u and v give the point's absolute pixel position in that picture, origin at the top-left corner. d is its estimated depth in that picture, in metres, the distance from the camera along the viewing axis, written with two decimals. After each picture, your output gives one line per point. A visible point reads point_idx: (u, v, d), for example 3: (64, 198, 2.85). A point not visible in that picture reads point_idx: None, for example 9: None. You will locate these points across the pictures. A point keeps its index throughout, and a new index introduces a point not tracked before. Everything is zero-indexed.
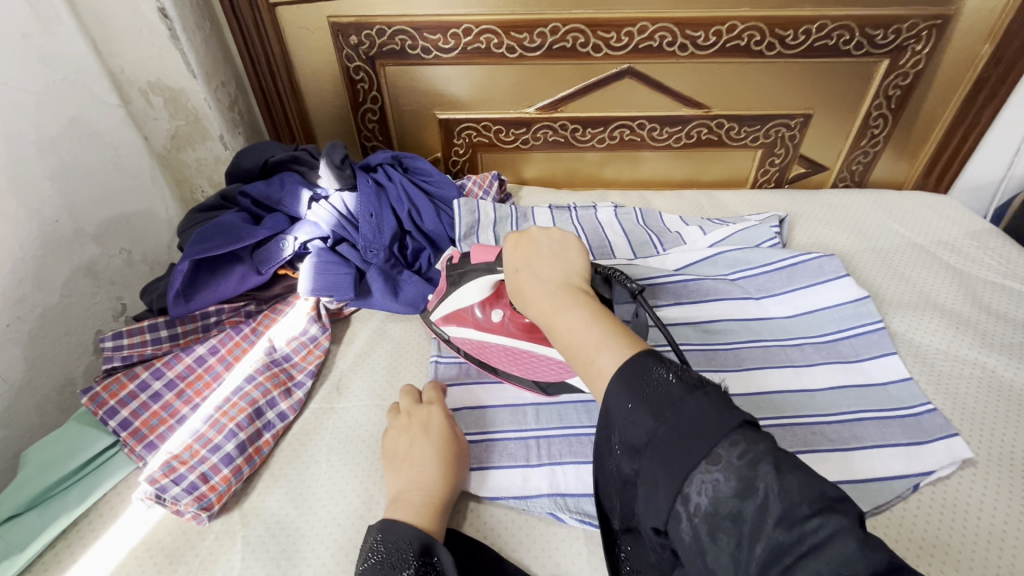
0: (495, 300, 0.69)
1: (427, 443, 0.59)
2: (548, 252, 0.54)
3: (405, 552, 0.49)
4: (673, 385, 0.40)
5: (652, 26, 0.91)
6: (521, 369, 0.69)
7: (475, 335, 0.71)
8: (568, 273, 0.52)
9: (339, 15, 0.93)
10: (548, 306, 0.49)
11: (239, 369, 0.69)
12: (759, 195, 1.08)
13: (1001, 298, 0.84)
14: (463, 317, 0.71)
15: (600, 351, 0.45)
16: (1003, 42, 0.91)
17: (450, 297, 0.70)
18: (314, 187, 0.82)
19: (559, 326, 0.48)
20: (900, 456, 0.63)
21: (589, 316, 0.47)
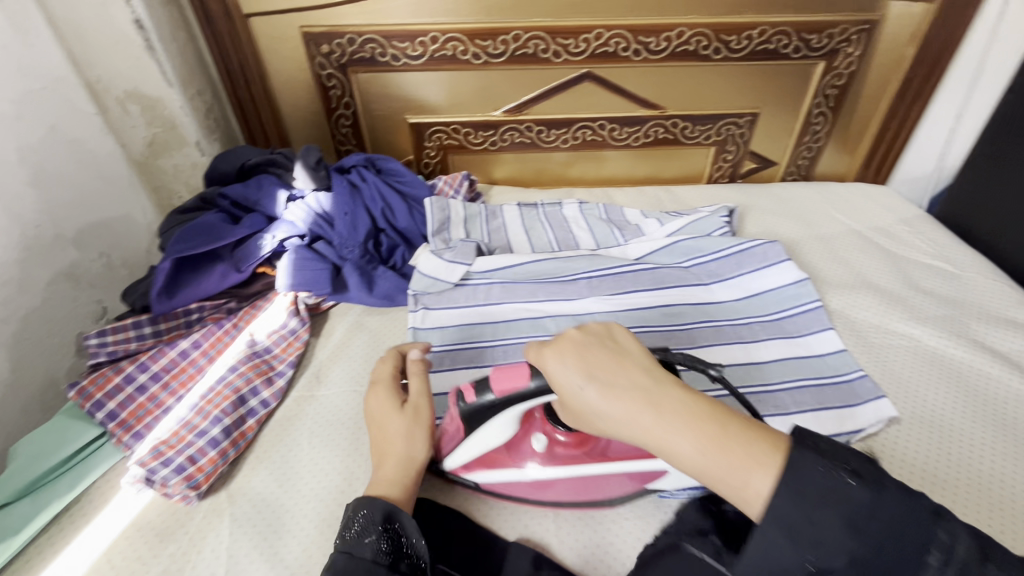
0: (526, 427, 0.61)
1: (390, 420, 0.59)
2: (620, 352, 0.47)
3: (370, 521, 0.50)
4: (859, 492, 0.39)
5: (607, 32, 0.98)
6: (589, 494, 0.61)
7: (517, 476, 0.61)
8: (647, 366, 0.46)
9: (310, 25, 0.97)
10: (652, 427, 0.42)
11: (222, 361, 0.73)
12: (714, 189, 1.15)
13: (930, 276, 0.92)
14: (495, 459, 0.61)
15: (750, 470, 0.40)
16: (925, 44, 1.00)
17: (472, 442, 0.59)
18: (290, 188, 0.86)
19: (673, 447, 0.42)
20: (833, 417, 0.69)
21: (713, 433, 0.42)
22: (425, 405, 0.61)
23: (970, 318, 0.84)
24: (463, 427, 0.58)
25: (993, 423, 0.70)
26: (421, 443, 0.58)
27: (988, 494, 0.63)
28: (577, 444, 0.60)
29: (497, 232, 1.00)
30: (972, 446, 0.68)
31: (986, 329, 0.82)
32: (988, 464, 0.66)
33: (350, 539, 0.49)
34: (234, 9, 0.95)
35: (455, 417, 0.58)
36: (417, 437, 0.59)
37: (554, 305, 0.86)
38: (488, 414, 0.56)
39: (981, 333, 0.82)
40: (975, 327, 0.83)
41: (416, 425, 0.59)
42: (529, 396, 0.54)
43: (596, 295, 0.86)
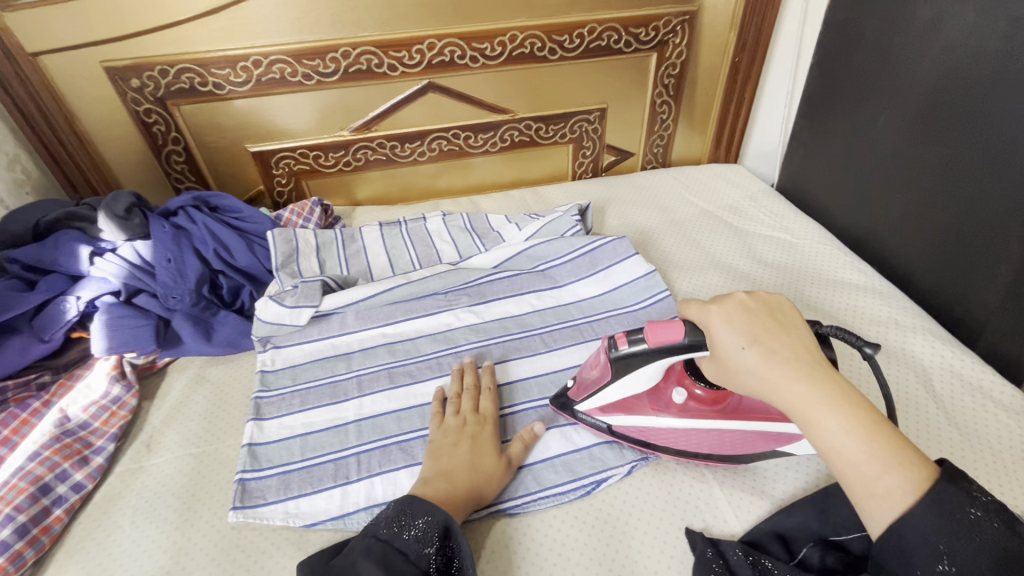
0: (664, 381, 0.64)
1: (482, 455, 0.62)
2: (786, 331, 0.48)
3: (429, 532, 0.52)
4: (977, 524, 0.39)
5: (439, 42, 0.96)
6: (711, 449, 0.64)
7: (647, 424, 0.64)
8: (809, 347, 0.47)
9: (112, 59, 0.89)
10: (814, 407, 0.43)
11: (22, 449, 0.64)
12: (578, 186, 1.17)
13: (770, 248, 0.97)
14: (631, 406, 0.64)
15: (889, 468, 0.41)
16: (743, 30, 1.06)
17: (616, 387, 0.62)
18: (96, 242, 0.79)
19: (824, 425, 0.43)
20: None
21: (868, 422, 0.42)
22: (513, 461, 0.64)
23: (802, 283, 0.89)
24: (610, 368, 0.61)
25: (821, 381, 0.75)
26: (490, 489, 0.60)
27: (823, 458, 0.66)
28: (712, 401, 0.62)
29: (356, 257, 0.95)
30: None
31: (816, 290, 0.88)
32: None
33: (408, 539, 0.51)
34: (16, 49, 0.86)
35: (602, 362, 0.62)
36: (494, 486, 0.61)
37: (413, 324, 0.84)
38: (632, 368, 0.60)
39: (812, 296, 0.87)
40: (807, 291, 0.88)
41: (497, 471, 0.62)
42: (679, 353, 0.55)
43: (453, 308, 0.86)
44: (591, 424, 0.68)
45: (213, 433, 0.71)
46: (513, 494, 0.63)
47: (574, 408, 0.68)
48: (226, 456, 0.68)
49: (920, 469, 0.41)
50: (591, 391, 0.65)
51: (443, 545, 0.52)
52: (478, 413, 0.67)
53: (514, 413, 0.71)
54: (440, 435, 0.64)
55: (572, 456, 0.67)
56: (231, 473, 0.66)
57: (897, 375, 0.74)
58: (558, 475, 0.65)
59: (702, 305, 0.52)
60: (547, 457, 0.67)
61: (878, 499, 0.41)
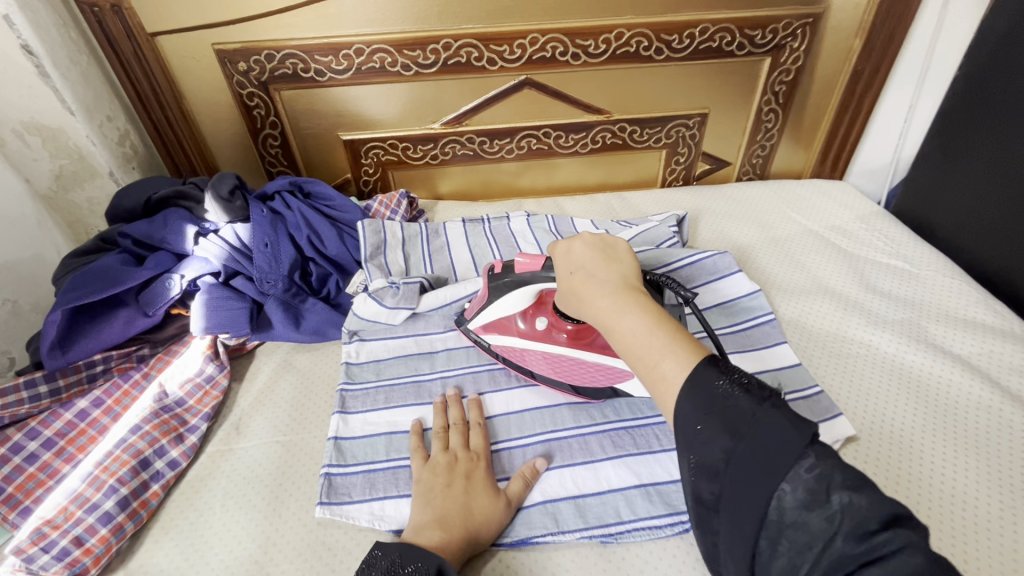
0: (538, 308, 0.72)
1: (477, 496, 0.58)
2: (605, 255, 0.53)
3: (425, 569, 0.48)
4: (741, 399, 0.40)
5: (542, 37, 0.93)
6: (567, 376, 0.71)
7: (515, 343, 0.73)
8: (625, 275, 0.51)
9: (224, 42, 0.91)
10: (611, 309, 0.48)
11: (125, 420, 0.66)
12: (668, 194, 1.11)
13: (886, 277, 0.89)
14: (505, 326, 0.73)
15: (664, 354, 0.43)
16: (870, 37, 0.97)
17: (494, 306, 0.72)
18: (202, 222, 0.80)
19: (622, 324, 0.47)
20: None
21: (657, 322, 0.46)
22: (515, 499, 0.60)
23: (926, 320, 0.81)
24: (488, 295, 0.72)
25: (954, 435, 0.67)
26: (489, 526, 0.56)
27: (953, 518, 0.59)
28: (572, 334, 0.71)
29: (440, 253, 0.94)
30: (932, 459, 0.65)
31: (943, 330, 0.79)
32: (947, 479, 0.63)
33: None
34: (137, 28, 0.89)
35: (485, 290, 0.73)
36: (491, 530, 0.56)
37: None
38: (503, 290, 0.70)
39: (938, 336, 0.79)
40: (931, 329, 0.80)
41: (495, 513, 0.57)
42: (540, 280, 0.68)
43: None
44: (479, 345, 0.77)
45: (299, 422, 0.71)
46: (605, 520, 0.60)
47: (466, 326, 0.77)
48: (312, 447, 0.68)
49: (697, 354, 0.43)
50: (478, 310, 0.74)
51: None
52: (471, 451, 0.63)
53: (602, 432, 0.68)
54: (429, 475, 0.60)
55: (668, 486, 0.62)
56: (316, 466, 0.65)
57: None
58: (655, 506, 0.61)
59: (558, 240, 0.59)
60: (641, 484, 0.63)
61: (667, 389, 0.43)
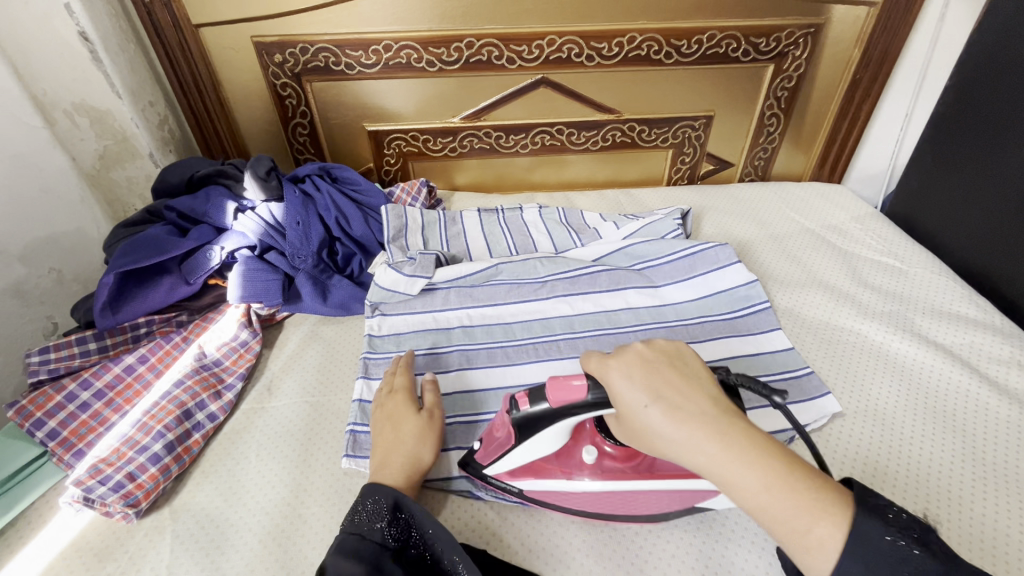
0: (576, 438, 0.61)
1: (403, 425, 0.63)
2: (679, 374, 0.47)
3: (380, 509, 0.54)
4: (923, 560, 0.40)
5: (559, 39, 0.99)
6: (632, 510, 0.60)
7: (561, 487, 0.60)
8: (715, 396, 0.46)
9: (262, 35, 0.97)
10: (726, 463, 0.42)
11: (168, 376, 0.72)
12: (673, 191, 1.17)
13: (876, 272, 0.94)
14: (542, 468, 0.61)
15: (816, 518, 0.40)
16: (869, 48, 1.03)
17: (523, 452, 0.57)
18: (240, 199, 0.87)
19: (738, 480, 0.41)
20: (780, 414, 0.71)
21: (781, 470, 0.42)
22: (438, 414, 0.66)
23: (912, 312, 0.86)
24: (512, 434, 0.56)
25: (933, 415, 0.72)
26: (427, 450, 0.62)
27: (929, 486, 0.64)
28: (624, 458, 0.60)
29: (456, 239, 0.99)
30: (912, 435, 0.70)
31: (928, 321, 0.85)
32: (925, 452, 0.68)
33: (362, 521, 0.53)
34: (183, 20, 0.95)
35: (506, 424, 0.57)
36: (427, 445, 0.62)
37: (511, 309, 0.86)
38: (536, 431, 0.55)
39: (923, 326, 0.84)
40: (917, 320, 0.85)
41: (429, 433, 0.63)
42: (581, 408, 0.52)
43: (551, 297, 0.87)
44: (509, 493, 0.62)
45: (326, 385, 0.76)
46: None
47: (482, 474, 0.61)
48: (337, 408, 0.73)
49: (845, 506, 0.41)
50: (498, 456, 0.59)
51: (398, 520, 0.54)
52: (393, 391, 0.68)
53: None
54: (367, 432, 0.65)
55: None
56: (342, 424, 0.71)
57: (1018, 419, 0.71)
58: None
59: (599, 359, 0.50)
60: None
61: (820, 556, 0.40)
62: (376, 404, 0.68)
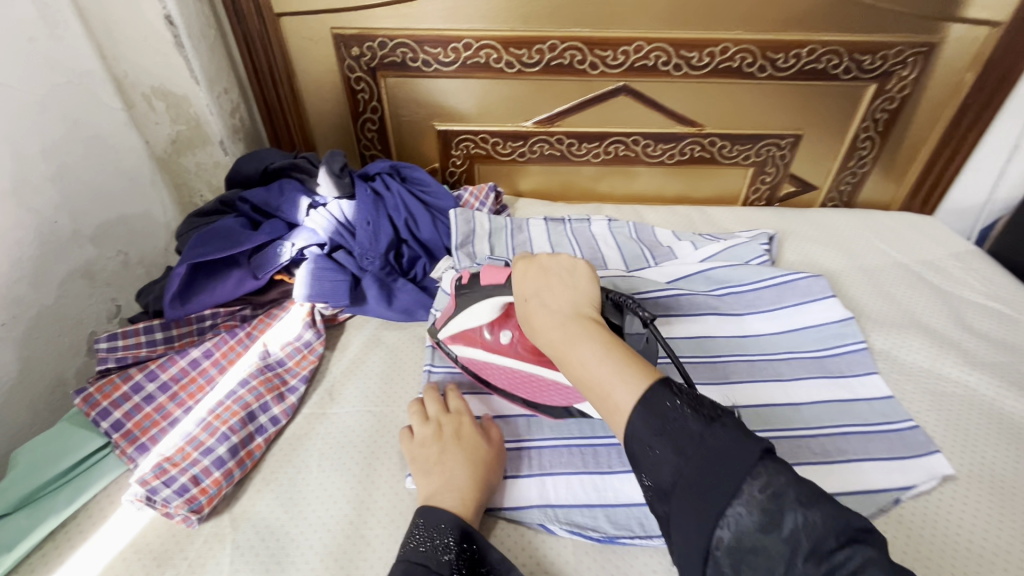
0: (505, 320, 0.67)
1: (453, 451, 0.59)
2: (559, 281, 0.53)
3: (447, 539, 0.51)
4: (690, 420, 0.42)
5: (647, 45, 0.94)
6: (528, 393, 0.67)
7: (478, 355, 0.69)
8: (577, 301, 0.51)
9: (342, 27, 0.95)
10: (560, 340, 0.49)
11: (233, 373, 0.70)
12: (750, 212, 1.10)
13: (982, 317, 0.86)
14: (470, 338, 0.69)
15: (616, 385, 0.44)
16: (985, 71, 0.94)
17: (459, 316, 0.68)
18: (313, 195, 0.85)
19: (571, 356, 0.47)
20: (882, 471, 0.64)
21: (605, 349, 0.47)
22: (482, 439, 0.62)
23: None
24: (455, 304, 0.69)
25: None
26: (459, 473, 0.57)
27: None
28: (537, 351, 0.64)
29: (523, 248, 0.94)
30: None
31: None
32: None
33: (427, 551, 0.50)
34: (265, 8, 0.94)
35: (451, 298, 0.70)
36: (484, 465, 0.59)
37: None
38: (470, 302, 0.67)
39: None
40: None
41: (478, 456, 0.60)
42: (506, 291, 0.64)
43: None
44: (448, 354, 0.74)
45: (389, 395, 0.73)
46: None
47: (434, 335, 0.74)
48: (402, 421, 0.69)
49: (646, 377, 0.44)
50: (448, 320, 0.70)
51: (464, 554, 0.51)
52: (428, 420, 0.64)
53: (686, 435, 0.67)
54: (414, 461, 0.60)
55: None
56: None
57: None
58: None
59: (526, 259, 0.57)
60: None
61: (619, 417, 0.44)
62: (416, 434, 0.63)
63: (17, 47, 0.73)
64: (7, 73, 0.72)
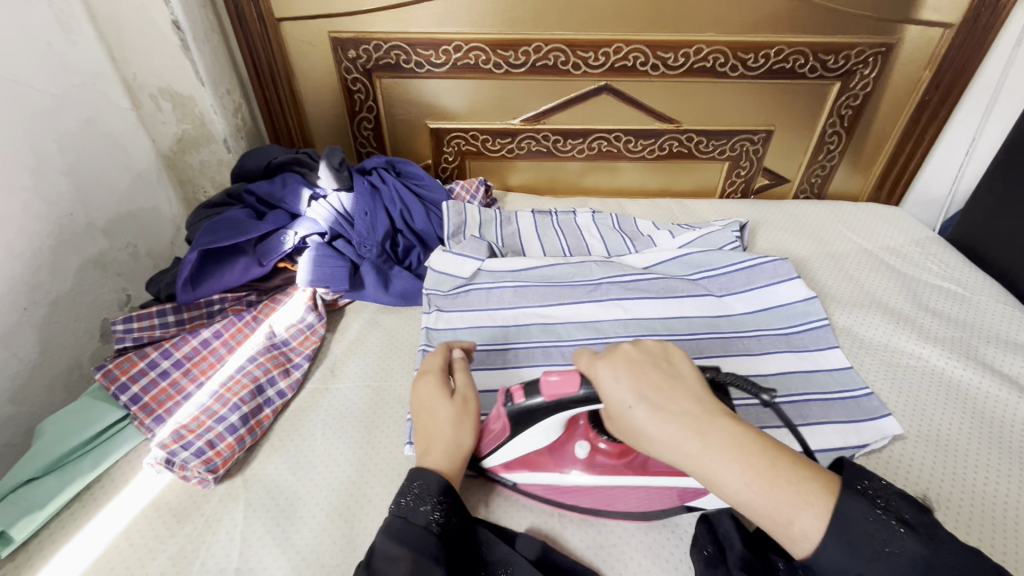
0: (569, 432, 0.63)
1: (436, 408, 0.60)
2: (664, 370, 0.49)
3: (425, 493, 0.54)
4: (909, 540, 0.40)
5: (626, 47, 1.00)
6: (628, 505, 0.61)
7: (556, 480, 0.62)
8: (698, 397, 0.47)
9: (339, 31, 1.01)
10: (706, 458, 0.43)
11: (242, 351, 0.75)
12: (727, 204, 1.17)
13: (939, 297, 0.93)
14: (536, 462, 0.62)
15: (798, 509, 0.41)
16: (940, 69, 1.01)
17: (513, 444, 0.60)
18: (314, 187, 0.91)
19: (720, 476, 0.43)
20: (839, 432, 0.70)
21: (762, 467, 0.43)
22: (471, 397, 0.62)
23: (976, 339, 0.85)
24: (508, 427, 0.58)
25: (1001, 446, 0.71)
26: (467, 433, 0.60)
27: (996, 518, 0.63)
28: (617, 454, 0.61)
29: (512, 238, 1.00)
30: (979, 465, 0.69)
31: (994, 350, 0.83)
32: (994, 484, 0.67)
33: (407, 505, 0.53)
34: (267, 13, 0.99)
35: (500, 417, 0.59)
36: (462, 422, 0.60)
37: (564, 309, 0.86)
38: (529, 421, 0.57)
39: (988, 355, 0.83)
40: (982, 349, 0.84)
41: (465, 414, 0.61)
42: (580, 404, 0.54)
43: (604, 300, 0.87)
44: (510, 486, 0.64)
45: (386, 371, 0.79)
46: None
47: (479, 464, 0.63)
48: (398, 393, 0.75)
49: (823, 498, 0.42)
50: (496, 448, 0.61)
51: (441, 505, 0.53)
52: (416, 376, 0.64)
53: None
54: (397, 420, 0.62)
55: None
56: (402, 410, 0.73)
57: None
58: None
59: (591, 357, 0.52)
60: None
61: (806, 545, 0.41)
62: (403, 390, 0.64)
63: (36, 50, 0.78)
64: (28, 74, 0.77)
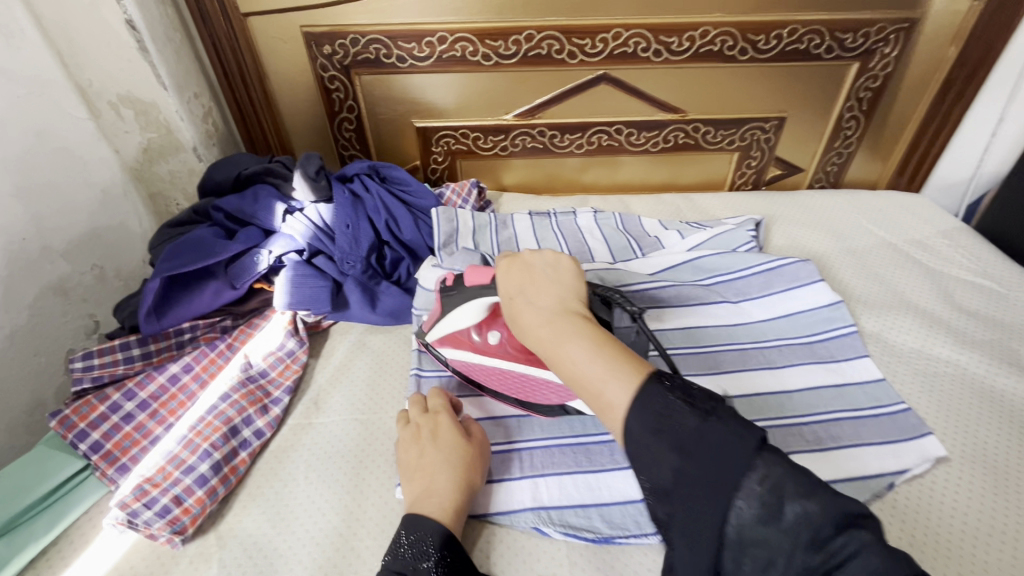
0: (492, 319, 0.65)
1: (443, 448, 0.58)
2: (544, 276, 0.52)
3: (425, 546, 0.50)
4: (687, 416, 0.40)
5: (625, 32, 0.92)
6: (522, 394, 0.67)
7: (469, 357, 0.67)
8: (564, 296, 0.50)
9: (312, 24, 0.92)
10: (550, 339, 0.47)
11: (214, 387, 0.68)
12: (737, 197, 1.09)
13: (971, 295, 0.86)
14: (458, 340, 0.67)
15: (608, 380, 0.43)
16: (968, 45, 0.93)
17: (447, 317, 0.66)
18: (290, 200, 0.83)
19: (561, 355, 0.46)
20: (877, 455, 0.64)
21: (594, 347, 0.45)
22: (481, 438, 0.61)
23: (1016, 342, 0.78)
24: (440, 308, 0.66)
25: None
26: (475, 476, 0.57)
27: None
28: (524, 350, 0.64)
29: (508, 244, 0.93)
30: None
31: None
32: None
33: (404, 558, 0.49)
34: (231, 8, 0.91)
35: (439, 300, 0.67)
36: (470, 466, 0.57)
37: None
38: (456, 303, 0.64)
39: None
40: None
41: (475, 456, 0.58)
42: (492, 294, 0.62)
43: None
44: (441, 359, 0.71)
45: (375, 402, 0.71)
46: None
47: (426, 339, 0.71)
48: (388, 426, 0.68)
49: (637, 373, 0.43)
50: (435, 322, 0.68)
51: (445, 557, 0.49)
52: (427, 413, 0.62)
53: None
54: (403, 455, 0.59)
55: None
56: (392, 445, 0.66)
57: None
58: None
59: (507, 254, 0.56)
60: None
61: (615, 416, 0.42)
62: (409, 425, 0.62)
63: None
64: None
